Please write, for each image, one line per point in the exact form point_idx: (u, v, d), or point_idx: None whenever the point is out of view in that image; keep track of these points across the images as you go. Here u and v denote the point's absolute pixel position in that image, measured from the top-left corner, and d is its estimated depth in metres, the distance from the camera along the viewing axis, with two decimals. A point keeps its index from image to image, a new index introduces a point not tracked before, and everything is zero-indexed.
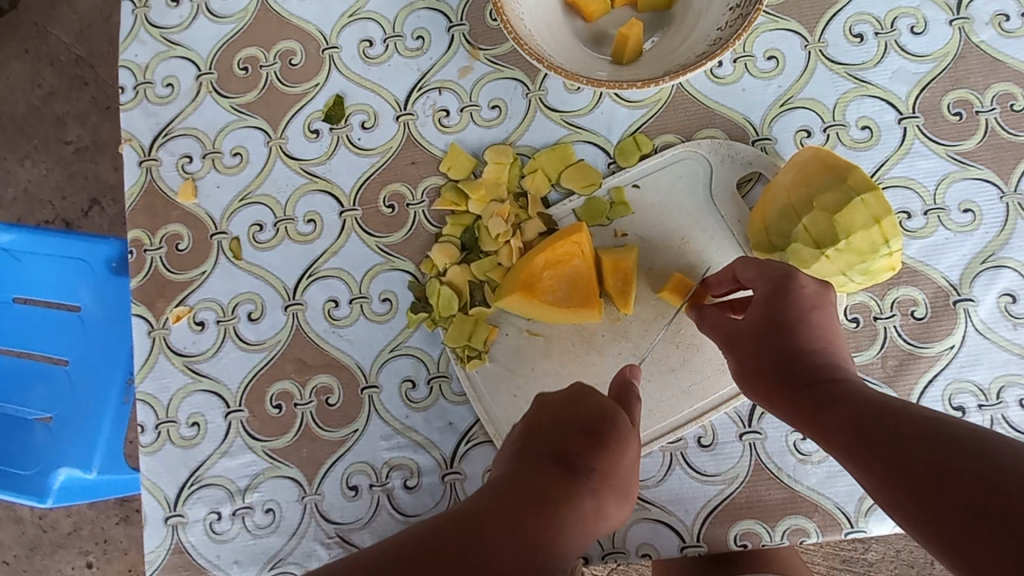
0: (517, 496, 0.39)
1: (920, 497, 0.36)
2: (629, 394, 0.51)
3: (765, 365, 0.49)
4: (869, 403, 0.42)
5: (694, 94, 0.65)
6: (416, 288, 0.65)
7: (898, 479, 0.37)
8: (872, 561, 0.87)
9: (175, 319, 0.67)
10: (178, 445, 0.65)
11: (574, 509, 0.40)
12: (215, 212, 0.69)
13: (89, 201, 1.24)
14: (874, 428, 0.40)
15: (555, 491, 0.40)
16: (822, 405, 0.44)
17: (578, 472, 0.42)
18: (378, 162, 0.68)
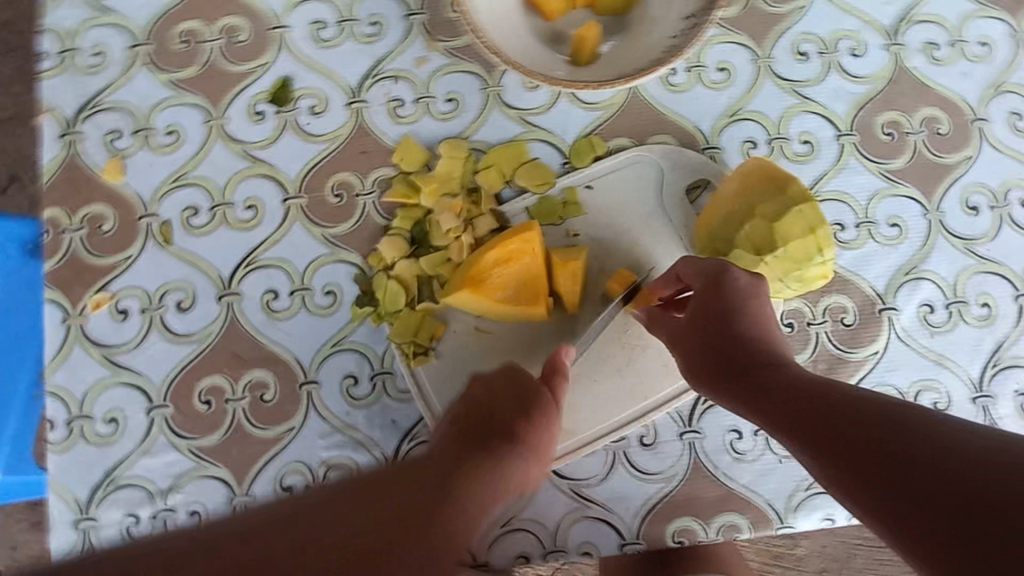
0: (433, 466, 0.42)
1: (857, 472, 0.39)
2: (559, 373, 0.54)
3: (706, 358, 0.52)
4: (808, 388, 0.46)
5: (648, 100, 0.66)
6: (361, 281, 0.63)
7: (839, 460, 0.40)
8: (801, 556, 0.90)
9: (94, 306, 0.62)
10: (92, 444, 0.60)
11: (500, 467, 0.44)
12: (144, 193, 0.64)
13: None
14: (817, 412, 0.44)
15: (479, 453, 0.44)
16: (766, 393, 0.47)
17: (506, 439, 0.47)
18: (326, 150, 0.66)
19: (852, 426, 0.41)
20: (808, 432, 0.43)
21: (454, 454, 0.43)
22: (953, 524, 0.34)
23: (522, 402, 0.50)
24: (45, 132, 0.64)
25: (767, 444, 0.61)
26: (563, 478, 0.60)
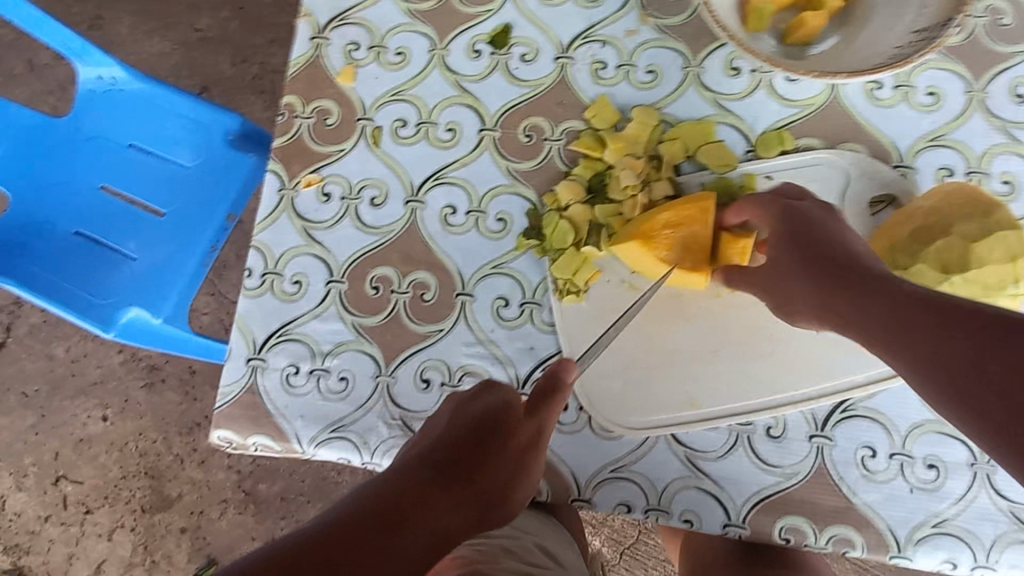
0: (372, 510, 0.43)
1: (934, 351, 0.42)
2: (555, 392, 0.55)
3: (818, 271, 0.53)
4: (875, 291, 0.49)
5: (848, 108, 0.66)
6: (533, 216, 0.68)
7: (914, 358, 0.43)
8: None
9: (305, 184, 0.71)
10: (277, 297, 0.69)
11: (431, 503, 0.45)
12: (366, 100, 0.73)
13: (200, 87, 1.38)
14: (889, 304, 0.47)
15: (413, 492, 0.45)
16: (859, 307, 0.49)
17: (441, 470, 0.48)
18: (527, 94, 0.72)
19: (925, 310, 0.44)
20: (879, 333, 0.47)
21: (394, 498, 0.44)
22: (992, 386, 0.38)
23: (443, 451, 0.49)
24: (300, 33, 0.75)
25: (900, 470, 0.59)
26: (680, 443, 0.62)
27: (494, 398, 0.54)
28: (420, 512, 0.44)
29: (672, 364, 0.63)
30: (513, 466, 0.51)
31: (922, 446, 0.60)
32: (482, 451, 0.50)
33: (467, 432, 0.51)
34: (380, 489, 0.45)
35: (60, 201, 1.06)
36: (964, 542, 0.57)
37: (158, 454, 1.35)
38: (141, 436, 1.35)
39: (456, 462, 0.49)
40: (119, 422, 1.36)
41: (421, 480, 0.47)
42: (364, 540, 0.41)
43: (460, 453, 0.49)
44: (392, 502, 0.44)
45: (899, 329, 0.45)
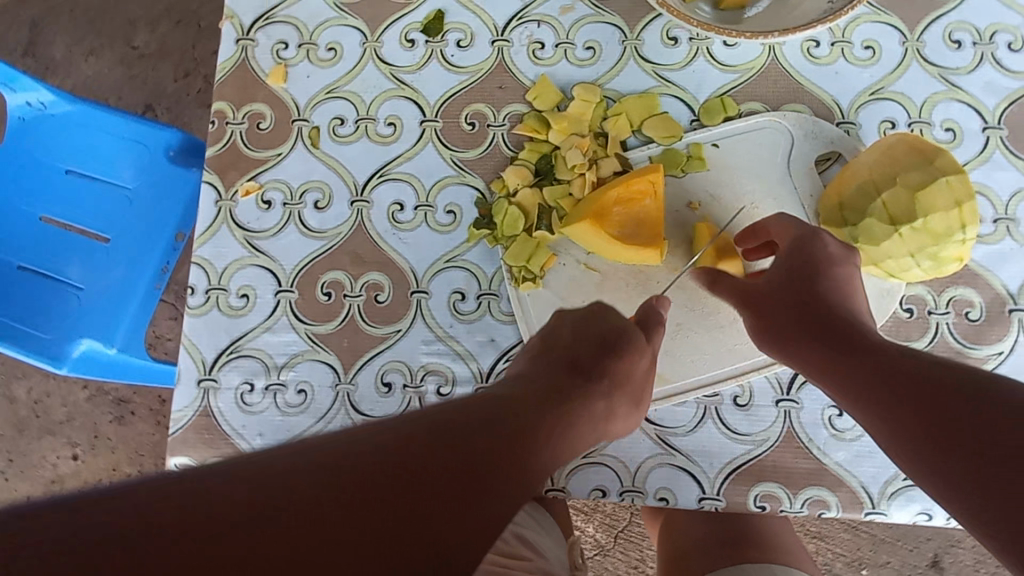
0: (521, 405, 0.43)
1: (935, 446, 0.40)
2: (656, 321, 0.57)
3: (796, 321, 0.53)
4: (878, 357, 0.46)
5: (787, 69, 0.66)
6: (482, 205, 0.67)
7: (918, 447, 0.41)
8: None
9: (243, 193, 0.68)
10: (224, 313, 0.66)
11: (588, 405, 0.48)
12: (300, 100, 0.70)
13: (144, 105, 1.30)
14: (893, 379, 0.44)
15: (573, 392, 0.48)
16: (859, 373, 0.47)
17: (591, 376, 0.50)
18: (466, 80, 0.70)
19: (928, 390, 0.42)
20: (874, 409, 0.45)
21: (506, 412, 0.42)
22: (997, 489, 0.36)
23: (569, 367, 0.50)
24: (224, 36, 0.72)
25: None
26: (650, 422, 0.61)
27: (615, 314, 0.55)
28: (564, 414, 0.46)
29: None
30: (637, 394, 0.55)
31: None
32: (614, 360, 0.52)
33: (591, 342, 0.53)
34: (474, 408, 0.40)
35: None
36: None
37: None
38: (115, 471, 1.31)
39: (591, 367, 0.51)
40: (90, 460, 1.30)
41: (553, 384, 0.48)
42: (501, 426, 0.40)
43: (591, 361, 0.51)
44: (533, 404, 0.45)
45: (907, 416, 0.42)
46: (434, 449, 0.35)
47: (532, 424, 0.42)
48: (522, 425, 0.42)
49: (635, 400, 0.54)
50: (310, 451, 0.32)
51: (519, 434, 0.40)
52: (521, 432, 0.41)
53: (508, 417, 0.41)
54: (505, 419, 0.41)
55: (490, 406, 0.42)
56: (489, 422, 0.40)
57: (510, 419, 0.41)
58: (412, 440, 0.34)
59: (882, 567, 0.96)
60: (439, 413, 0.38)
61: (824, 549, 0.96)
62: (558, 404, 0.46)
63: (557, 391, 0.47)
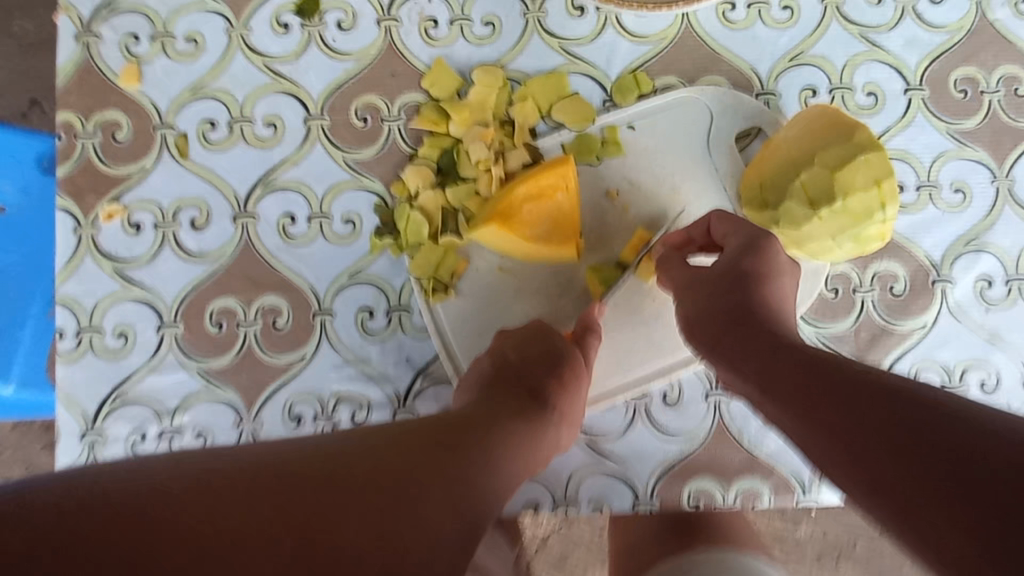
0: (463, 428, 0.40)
1: (868, 451, 0.34)
2: (593, 331, 0.54)
3: (727, 322, 0.46)
4: (804, 359, 0.40)
5: (703, 36, 0.61)
6: (383, 211, 0.60)
7: (866, 457, 0.33)
8: (801, 539, 0.95)
9: (106, 218, 0.59)
10: (101, 357, 0.59)
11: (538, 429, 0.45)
12: (161, 103, 0.61)
13: (28, 101, 1.02)
14: (828, 379, 0.38)
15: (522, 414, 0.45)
16: (792, 373, 0.40)
17: (542, 404, 0.47)
18: (353, 69, 0.62)
19: (864, 389, 0.36)
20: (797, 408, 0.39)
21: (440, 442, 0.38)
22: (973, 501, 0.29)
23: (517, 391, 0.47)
24: (61, 31, 0.61)
25: None
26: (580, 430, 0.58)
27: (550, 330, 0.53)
28: (504, 429, 0.42)
29: None
30: (577, 412, 0.51)
31: None
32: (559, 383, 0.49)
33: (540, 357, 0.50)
34: (398, 443, 0.36)
35: None
36: None
37: None
38: None
39: (540, 392, 0.47)
40: None
41: (495, 402, 0.45)
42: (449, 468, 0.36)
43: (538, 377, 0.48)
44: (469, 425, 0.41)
45: (846, 421, 0.35)
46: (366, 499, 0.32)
47: (479, 448, 0.39)
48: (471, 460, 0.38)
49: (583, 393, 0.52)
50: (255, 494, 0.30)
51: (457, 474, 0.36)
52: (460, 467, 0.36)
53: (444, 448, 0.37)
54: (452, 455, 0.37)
55: (440, 438, 0.38)
56: (438, 457, 0.36)
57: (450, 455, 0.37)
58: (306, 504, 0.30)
59: (830, 507, 0.95)
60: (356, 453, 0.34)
61: None
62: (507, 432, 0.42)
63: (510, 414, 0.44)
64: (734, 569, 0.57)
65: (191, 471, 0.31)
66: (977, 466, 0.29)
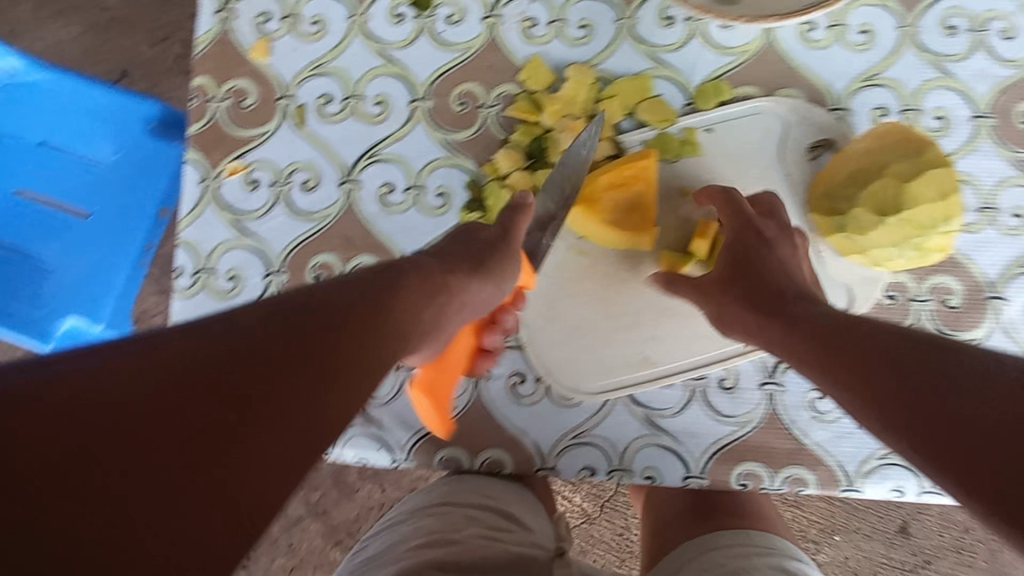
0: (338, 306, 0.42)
1: (901, 397, 0.38)
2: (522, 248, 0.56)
3: (761, 303, 0.51)
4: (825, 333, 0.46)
5: (783, 53, 0.65)
6: (473, 188, 0.66)
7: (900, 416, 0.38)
8: (821, 562, 0.97)
9: (229, 173, 0.67)
10: (214, 295, 0.66)
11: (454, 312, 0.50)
12: (285, 76, 0.68)
13: (119, 72, 1.14)
14: (855, 351, 0.43)
15: (431, 296, 0.48)
16: (825, 350, 0.45)
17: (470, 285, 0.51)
18: (457, 58, 0.68)
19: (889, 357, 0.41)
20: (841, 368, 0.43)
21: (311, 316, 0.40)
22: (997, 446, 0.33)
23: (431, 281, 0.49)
24: (204, 6, 0.69)
25: None
26: (638, 404, 0.63)
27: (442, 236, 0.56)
28: (414, 308, 0.47)
29: (623, 329, 0.63)
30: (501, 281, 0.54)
31: None
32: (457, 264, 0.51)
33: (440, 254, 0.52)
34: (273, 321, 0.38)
35: None
36: (910, 471, 0.60)
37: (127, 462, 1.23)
38: None
39: (473, 278, 0.51)
40: None
41: (386, 278, 0.47)
42: (336, 330, 0.40)
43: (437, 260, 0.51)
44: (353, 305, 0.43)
45: (880, 388, 0.40)
46: (276, 369, 0.35)
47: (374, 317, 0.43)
48: (367, 325, 0.42)
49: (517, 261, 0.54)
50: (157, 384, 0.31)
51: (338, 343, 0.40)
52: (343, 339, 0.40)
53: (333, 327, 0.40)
54: (358, 329, 0.42)
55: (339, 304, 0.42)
56: (324, 324, 0.40)
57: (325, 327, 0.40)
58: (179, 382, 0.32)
59: (852, 533, 0.97)
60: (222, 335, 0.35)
61: (799, 516, 0.98)
62: (400, 313, 0.45)
63: (429, 291, 0.48)
64: (757, 544, 0.58)
65: (104, 395, 0.30)
66: (988, 416, 0.34)
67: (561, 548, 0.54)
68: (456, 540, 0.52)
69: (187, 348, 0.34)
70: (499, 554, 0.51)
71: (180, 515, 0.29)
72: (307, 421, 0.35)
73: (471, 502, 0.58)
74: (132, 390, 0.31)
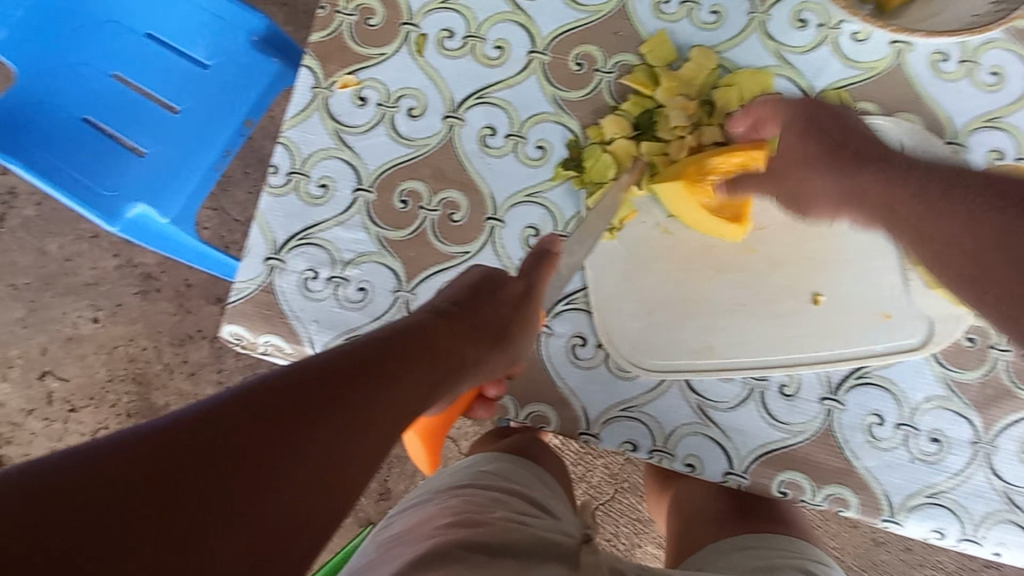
0: (371, 357, 0.42)
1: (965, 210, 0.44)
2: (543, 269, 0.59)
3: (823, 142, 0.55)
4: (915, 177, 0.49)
5: (910, 77, 0.65)
6: (573, 148, 0.66)
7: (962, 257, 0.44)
8: None
9: (341, 86, 0.68)
10: (302, 200, 0.67)
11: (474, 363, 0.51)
12: (414, 4, 0.69)
13: None
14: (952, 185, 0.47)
15: (457, 348, 0.49)
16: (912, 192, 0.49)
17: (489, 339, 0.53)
18: (584, 20, 0.69)
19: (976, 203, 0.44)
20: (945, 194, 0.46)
21: (349, 368, 0.40)
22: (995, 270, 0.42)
23: (455, 335, 0.50)
24: None
25: (904, 440, 0.60)
26: (693, 391, 0.62)
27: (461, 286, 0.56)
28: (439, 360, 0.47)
29: (694, 314, 0.63)
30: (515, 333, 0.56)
31: (929, 419, 0.60)
32: (480, 311, 0.54)
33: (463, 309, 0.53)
34: (311, 375, 0.38)
35: (68, 81, 1.00)
36: (954, 514, 0.58)
37: (147, 361, 1.25)
38: (123, 345, 1.26)
39: (493, 336, 0.53)
40: (110, 325, 1.26)
41: (415, 331, 0.48)
42: (369, 378, 0.40)
43: (453, 315, 0.52)
44: (384, 351, 0.43)
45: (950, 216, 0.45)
46: (313, 420, 0.36)
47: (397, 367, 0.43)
48: (401, 369, 0.43)
49: (521, 328, 0.56)
50: (179, 444, 0.31)
51: (375, 386, 0.40)
52: (377, 389, 0.40)
53: (373, 377, 0.41)
54: (387, 376, 0.42)
55: (376, 355, 0.42)
56: (357, 373, 0.40)
57: (361, 375, 0.40)
58: (224, 443, 0.32)
59: None
60: (267, 392, 0.35)
61: None
62: (433, 366, 0.46)
63: (456, 344, 0.49)
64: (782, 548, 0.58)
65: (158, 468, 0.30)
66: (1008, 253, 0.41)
67: (587, 537, 0.58)
68: (485, 522, 0.52)
69: (224, 397, 0.34)
70: (527, 537, 0.52)
71: (218, 555, 0.30)
72: (332, 471, 0.35)
73: (498, 494, 0.58)
74: (172, 454, 0.31)
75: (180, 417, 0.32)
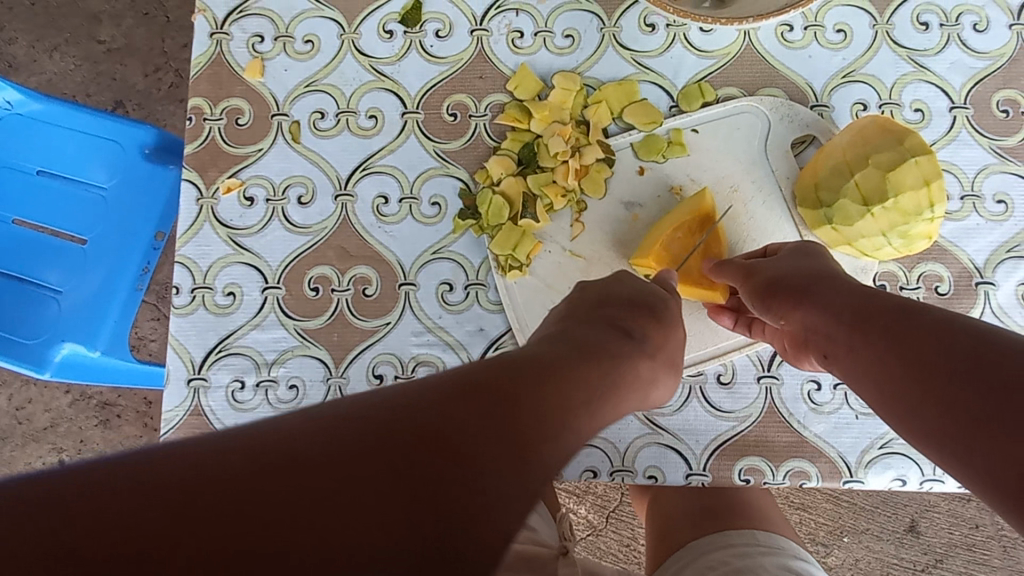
0: (553, 369, 0.40)
1: (921, 371, 0.41)
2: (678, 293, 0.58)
3: (791, 280, 0.54)
4: (882, 310, 0.46)
5: (762, 54, 0.67)
6: (466, 196, 0.67)
7: (906, 401, 0.41)
8: None
9: (225, 190, 0.68)
10: (211, 312, 0.66)
11: (634, 367, 0.47)
12: (278, 94, 0.69)
13: (114, 102, 1.21)
14: (912, 331, 0.43)
15: (618, 351, 0.47)
16: (874, 328, 0.46)
17: (635, 336, 0.50)
18: (447, 71, 0.70)
19: (942, 346, 0.41)
20: (890, 343, 0.44)
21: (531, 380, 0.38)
22: (961, 438, 0.37)
23: (619, 332, 0.49)
24: (197, 29, 0.70)
25: (845, 399, 0.61)
26: None
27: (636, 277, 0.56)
28: (611, 379, 0.44)
29: None
30: (674, 358, 0.54)
31: None
32: (649, 321, 0.52)
33: (604, 305, 0.52)
34: (507, 377, 0.37)
35: None
36: (910, 458, 0.60)
37: None
38: None
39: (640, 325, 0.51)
40: None
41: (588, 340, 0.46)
42: (564, 413, 0.37)
43: (635, 325, 0.51)
44: (557, 367, 0.41)
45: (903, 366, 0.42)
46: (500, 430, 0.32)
47: (574, 388, 0.40)
48: (571, 391, 0.39)
49: (673, 367, 0.54)
50: (385, 420, 0.29)
51: (554, 408, 0.36)
52: (556, 405, 0.37)
53: (549, 392, 0.37)
54: (561, 396, 0.38)
55: (554, 371, 0.40)
56: (545, 396, 0.37)
57: (543, 389, 0.37)
58: (421, 427, 0.30)
59: None
60: (474, 384, 0.34)
61: None
62: (592, 382, 0.42)
63: (620, 350, 0.47)
64: (762, 545, 0.62)
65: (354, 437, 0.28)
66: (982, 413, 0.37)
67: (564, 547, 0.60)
68: None
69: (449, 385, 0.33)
70: None
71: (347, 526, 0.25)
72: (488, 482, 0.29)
73: None
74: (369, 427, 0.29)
75: (399, 399, 0.31)
